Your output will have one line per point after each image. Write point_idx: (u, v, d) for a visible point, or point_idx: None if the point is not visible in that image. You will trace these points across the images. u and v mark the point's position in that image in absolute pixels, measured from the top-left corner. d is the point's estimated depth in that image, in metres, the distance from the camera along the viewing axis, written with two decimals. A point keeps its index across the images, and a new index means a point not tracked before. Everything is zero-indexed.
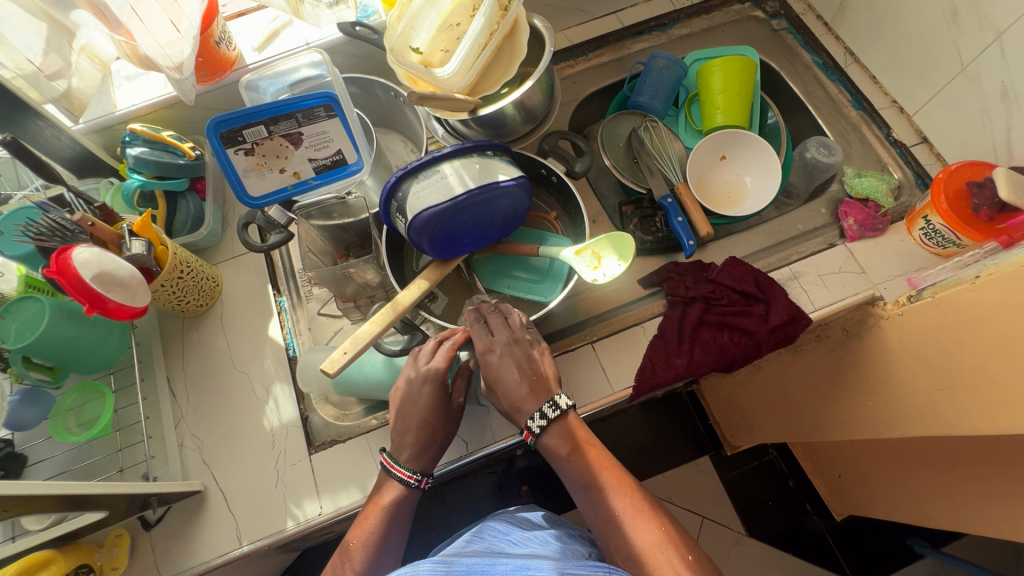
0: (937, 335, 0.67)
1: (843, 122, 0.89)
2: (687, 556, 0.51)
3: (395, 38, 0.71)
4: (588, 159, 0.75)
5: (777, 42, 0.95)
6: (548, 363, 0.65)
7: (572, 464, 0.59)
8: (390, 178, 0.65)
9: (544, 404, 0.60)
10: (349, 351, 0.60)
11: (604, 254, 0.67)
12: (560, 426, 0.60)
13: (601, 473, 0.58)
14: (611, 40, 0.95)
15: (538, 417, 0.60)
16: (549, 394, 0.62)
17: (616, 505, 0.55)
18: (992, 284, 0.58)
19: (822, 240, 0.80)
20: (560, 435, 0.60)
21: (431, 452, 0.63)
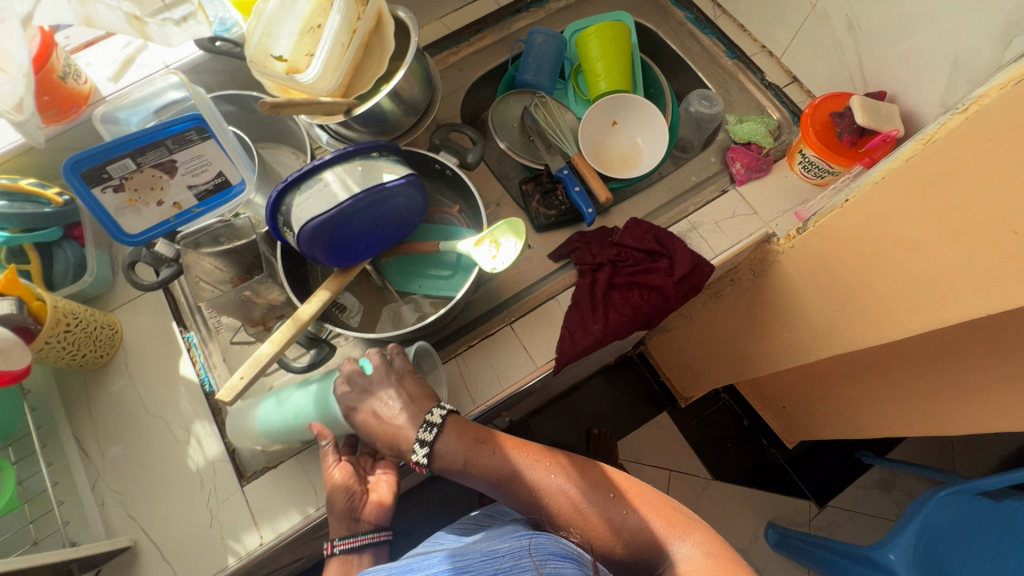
0: (825, 260, 0.71)
1: (721, 73, 0.92)
2: (609, 493, 0.58)
3: (254, 49, 0.68)
4: (479, 148, 0.74)
5: (651, 4, 0.98)
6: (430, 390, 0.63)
7: (472, 468, 0.60)
8: (271, 193, 0.63)
9: (420, 429, 0.59)
10: (247, 375, 0.58)
11: (502, 239, 0.66)
12: (442, 442, 0.60)
13: (503, 465, 0.59)
14: (490, 22, 0.95)
15: (419, 447, 0.59)
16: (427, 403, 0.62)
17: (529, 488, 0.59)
18: (858, 205, 0.62)
19: (716, 187, 0.83)
20: (449, 448, 0.60)
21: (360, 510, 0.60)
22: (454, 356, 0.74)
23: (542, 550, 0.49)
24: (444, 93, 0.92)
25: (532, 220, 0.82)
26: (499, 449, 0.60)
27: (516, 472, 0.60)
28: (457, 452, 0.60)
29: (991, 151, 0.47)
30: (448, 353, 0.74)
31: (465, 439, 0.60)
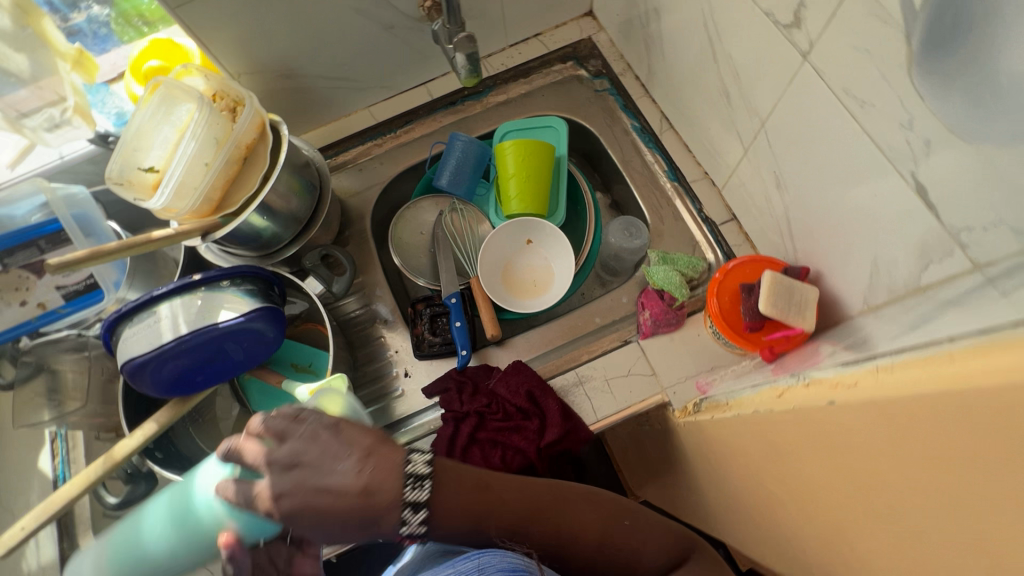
0: (706, 456, 0.62)
1: (658, 195, 0.83)
2: (626, 519, 0.54)
3: (120, 163, 0.66)
4: (346, 278, 0.71)
5: (598, 105, 0.89)
6: (356, 427, 0.47)
7: (450, 525, 0.50)
8: (105, 322, 0.61)
9: (407, 493, 0.47)
10: (28, 526, 0.56)
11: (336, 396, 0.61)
12: (441, 497, 0.49)
13: (471, 513, 0.50)
14: (421, 114, 0.90)
15: (407, 523, 0.47)
16: (394, 456, 0.47)
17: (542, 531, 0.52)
18: (725, 423, 0.52)
19: (617, 335, 0.74)
20: (447, 514, 0.49)
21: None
22: None
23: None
24: (359, 188, 0.87)
25: (415, 347, 0.76)
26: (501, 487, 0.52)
27: (536, 513, 0.52)
28: (458, 514, 0.50)
29: (838, 464, 0.35)
30: None
31: (467, 485, 0.50)
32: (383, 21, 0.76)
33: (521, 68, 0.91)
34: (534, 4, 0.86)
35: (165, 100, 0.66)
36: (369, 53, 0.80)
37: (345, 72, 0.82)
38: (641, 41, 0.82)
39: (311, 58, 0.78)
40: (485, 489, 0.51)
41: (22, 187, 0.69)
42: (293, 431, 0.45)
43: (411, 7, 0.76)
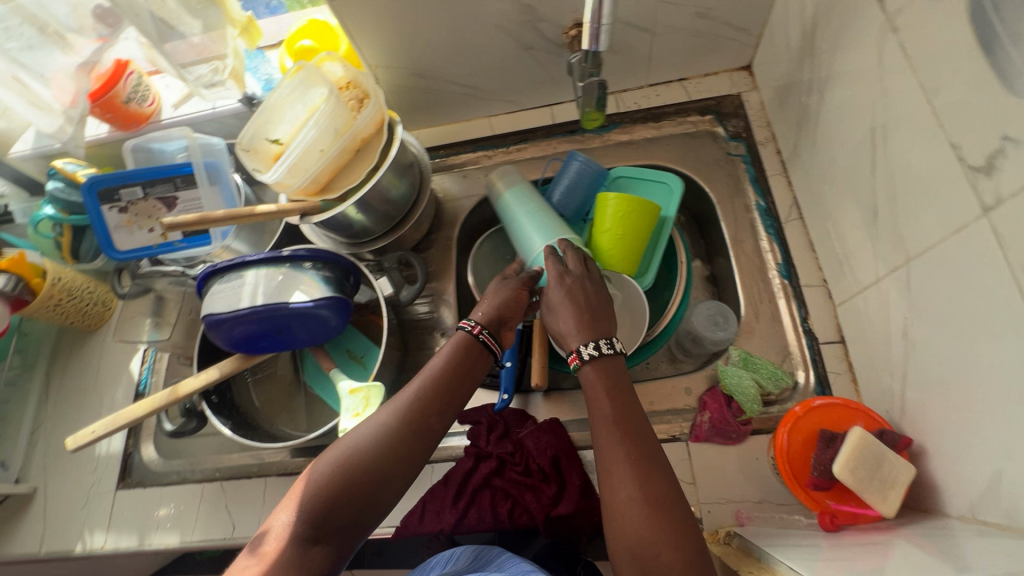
0: None
1: (761, 287, 0.74)
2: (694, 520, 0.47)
3: (253, 131, 0.71)
4: (414, 288, 0.72)
5: (726, 170, 0.81)
6: (611, 306, 0.62)
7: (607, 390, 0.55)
8: (201, 272, 0.68)
9: (602, 339, 0.58)
10: (99, 430, 0.64)
11: (371, 403, 0.64)
12: (611, 365, 0.57)
13: (620, 385, 0.56)
14: (538, 135, 0.88)
15: (591, 345, 0.58)
16: (604, 330, 0.59)
17: (636, 444, 0.51)
18: None
19: (666, 427, 0.68)
20: (600, 373, 0.56)
21: (495, 317, 0.61)
22: None
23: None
24: (458, 195, 0.88)
25: None
26: (631, 404, 0.54)
27: (639, 431, 0.52)
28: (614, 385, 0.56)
29: None
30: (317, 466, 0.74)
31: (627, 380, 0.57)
32: (523, 41, 0.74)
33: (654, 112, 0.86)
34: (687, 50, 0.79)
35: (304, 81, 0.70)
36: (502, 68, 0.79)
37: (476, 81, 0.82)
38: (795, 116, 0.72)
39: (445, 64, 0.78)
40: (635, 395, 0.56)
41: (172, 133, 0.80)
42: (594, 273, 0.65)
43: (554, 33, 0.73)
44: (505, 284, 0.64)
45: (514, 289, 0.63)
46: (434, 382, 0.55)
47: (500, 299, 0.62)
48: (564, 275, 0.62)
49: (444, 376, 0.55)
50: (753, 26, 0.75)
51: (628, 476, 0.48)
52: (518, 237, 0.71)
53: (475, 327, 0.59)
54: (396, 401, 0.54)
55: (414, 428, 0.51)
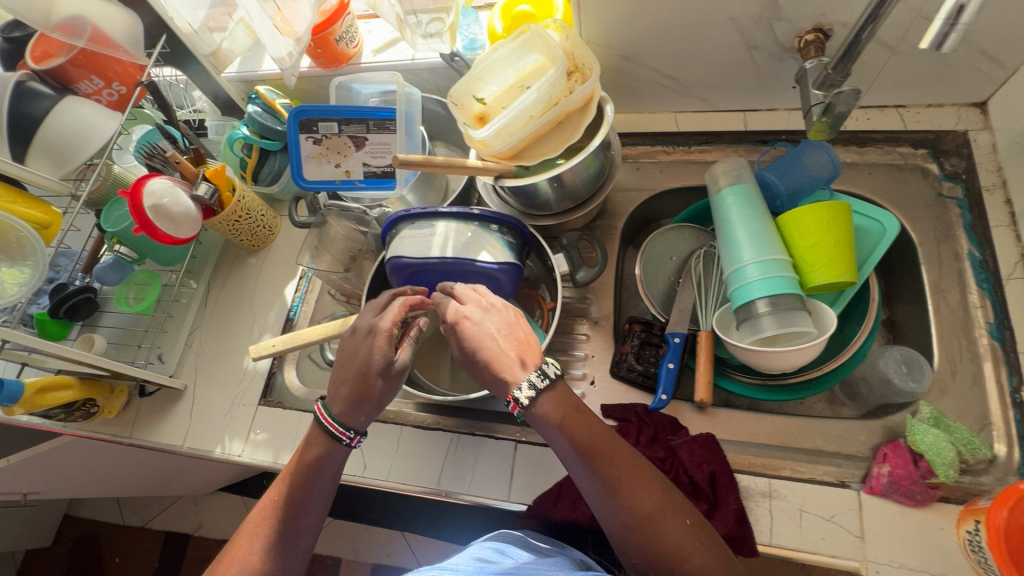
0: None
1: (964, 344, 0.67)
2: (688, 520, 0.48)
3: (463, 86, 0.72)
4: (593, 271, 0.70)
5: (935, 211, 0.75)
6: (524, 324, 0.59)
7: (560, 421, 0.52)
8: (392, 214, 0.69)
9: (533, 372, 0.53)
10: (276, 345, 0.69)
11: None
12: (554, 395, 0.54)
13: (569, 409, 0.53)
14: (725, 140, 0.84)
15: (526, 386, 0.52)
16: (535, 361, 0.55)
17: (613, 472, 0.50)
18: None
19: (834, 471, 0.64)
20: (555, 402, 0.53)
21: (366, 411, 0.59)
22: (453, 432, 0.73)
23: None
24: (628, 185, 0.85)
25: (614, 365, 0.74)
26: (588, 428, 0.52)
27: (608, 456, 0.50)
28: (563, 412, 0.53)
29: None
30: (454, 426, 0.74)
31: (569, 397, 0.54)
32: (749, 39, 0.71)
33: (860, 135, 0.80)
34: (920, 74, 0.73)
35: (522, 44, 0.70)
36: (713, 64, 0.76)
37: (678, 74, 0.79)
38: None
39: (655, 50, 0.76)
40: (587, 413, 0.53)
41: (383, 75, 0.81)
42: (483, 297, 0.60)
43: (787, 35, 0.69)
44: (358, 366, 0.59)
45: (388, 371, 0.59)
46: (295, 497, 0.56)
47: (368, 379, 0.58)
48: (460, 320, 0.57)
49: (301, 489, 0.56)
50: (1013, 59, 0.68)
51: (629, 500, 0.48)
52: (731, 254, 0.72)
53: (331, 423, 0.58)
54: (269, 518, 0.55)
55: (284, 538, 0.54)
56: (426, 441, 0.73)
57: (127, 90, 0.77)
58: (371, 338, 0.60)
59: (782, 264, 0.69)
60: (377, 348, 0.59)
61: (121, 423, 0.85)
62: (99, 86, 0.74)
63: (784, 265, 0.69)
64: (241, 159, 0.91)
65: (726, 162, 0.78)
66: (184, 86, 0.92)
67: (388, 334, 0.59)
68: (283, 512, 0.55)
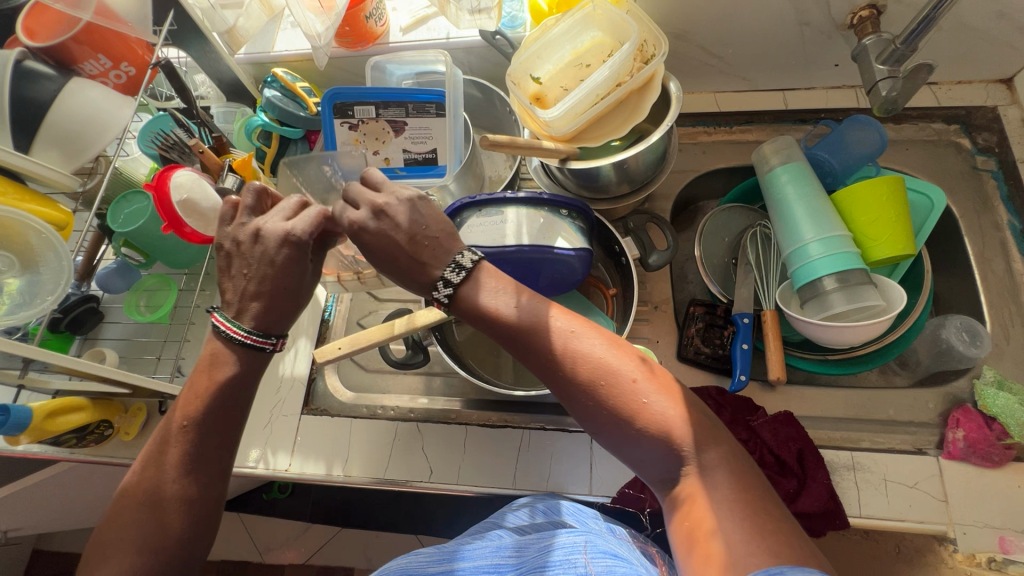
0: None
1: (1013, 311, 0.70)
2: (634, 375, 0.45)
3: (518, 63, 0.68)
4: (666, 254, 0.69)
5: (972, 184, 0.78)
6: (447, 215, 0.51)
7: (493, 307, 0.49)
8: (456, 201, 0.65)
9: (446, 268, 0.49)
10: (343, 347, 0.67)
11: None
12: (475, 281, 0.50)
13: (497, 292, 0.49)
14: (766, 119, 0.84)
15: (441, 286, 0.49)
16: (451, 250, 0.50)
17: (551, 342, 0.47)
18: None
19: (910, 440, 0.65)
20: (484, 287, 0.49)
21: (289, 309, 0.54)
22: (523, 428, 0.71)
23: (594, 551, 0.43)
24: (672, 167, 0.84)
25: (680, 348, 0.73)
26: (537, 312, 0.49)
27: (544, 331, 0.48)
28: (490, 295, 0.49)
29: None
30: (521, 422, 0.72)
31: (497, 277, 0.51)
32: (803, 16, 0.71)
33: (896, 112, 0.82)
34: (958, 51, 0.75)
35: (582, 19, 0.67)
36: (762, 41, 0.76)
37: (726, 52, 0.78)
38: None
39: (707, 27, 0.75)
40: (518, 291, 0.50)
41: (428, 55, 0.75)
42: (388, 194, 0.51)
43: (841, 12, 0.69)
44: (268, 275, 0.51)
45: (304, 272, 0.53)
46: (205, 414, 0.51)
47: (291, 289, 0.52)
48: (359, 231, 0.50)
49: (208, 404, 0.51)
50: None
51: (570, 369, 0.46)
52: (789, 231, 0.72)
53: (250, 335, 0.52)
54: (182, 441, 0.51)
55: (205, 456, 0.51)
56: (495, 440, 0.70)
57: (137, 72, 0.67)
58: (294, 245, 0.51)
59: (846, 240, 0.68)
60: (296, 250, 0.51)
61: (139, 445, 0.77)
62: (106, 66, 0.64)
63: (847, 240, 0.68)
64: (259, 149, 0.84)
65: (776, 141, 0.77)
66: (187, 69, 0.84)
67: (303, 241, 0.51)
68: (195, 429, 0.51)
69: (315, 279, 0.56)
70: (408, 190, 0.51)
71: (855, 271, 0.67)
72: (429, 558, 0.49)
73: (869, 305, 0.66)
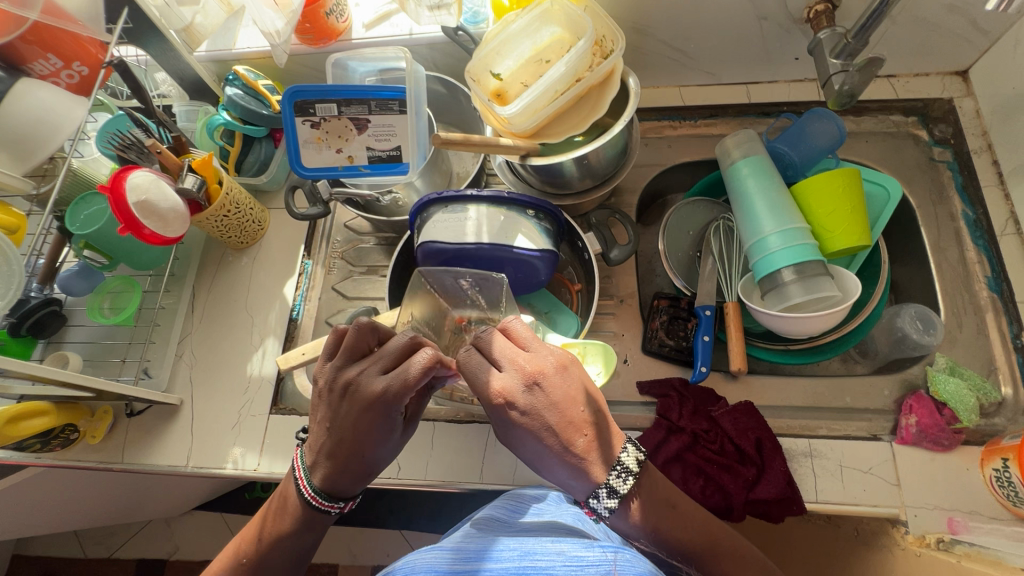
0: None
1: (965, 299, 0.72)
2: None
3: (477, 60, 0.68)
4: (626, 249, 0.70)
5: (929, 175, 0.79)
6: (585, 392, 0.49)
7: (655, 530, 0.48)
8: (422, 197, 0.65)
9: (612, 475, 0.47)
10: (306, 353, 0.69)
11: (589, 359, 0.67)
12: (642, 497, 0.48)
13: (654, 509, 0.48)
14: (730, 113, 0.85)
15: (604, 495, 0.47)
16: (613, 447, 0.48)
17: (710, 565, 0.48)
18: None
19: (865, 426, 0.67)
20: (651, 506, 0.48)
21: (365, 474, 0.54)
22: (489, 423, 0.71)
23: (629, 570, 0.37)
24: (638, 161, 0.85)
25: (645, 340, 0.75)
26: (689, 526, 0.49)
27: (703, 553, 0.48)
28: (651, 515, 0.48)
29: None
30: (489, 416, 0.72)
31: (657, 490, 0.49)
32: (760, 10, 0.72)
33: (856, 104, 0.83)
34: (913, 44, 0.76)
35: (540, 15, 0.67)
36: (723, 36, 0.76)
37: (688, 46, 0.79)
38: None
39: (667, 22, 0.75)
40: (674, 506, 0.49)
41: (388, 52, 0.74)
42: (537, 364, 0.48)
43: (798, 5, 0.70)
44: (345, 436, 0.51)
45: (389, 434, 0.52)
46: (265, 557, 0.54)
47: (363, 453, 0.51)
48: (509, 404, 0.47)
49: (268, 550, 0.54)
50: (997, 29, 0.72)
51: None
52: (749, 223, 0.73)
53: (315, 497, 0.53)
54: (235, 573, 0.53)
55: None
56: (462, 435, 0.71)
57: (90, 71, 0.66)
58: (378, 409, 0.50)
59: (804, 232, 0.70)
60: (377, 411, 0.50)
61: (106, 448, 0.76)
62: (56, 66, 0.63)
63: (806, 233, 0.70)
64: (223, 147, 0.83)
65: (738, 135, 0.78)
66: (146, 67, 0.83)
67: (393, 399, 0.49)
68: (253, 569, 0.54)
69: (398, 433, 0.54)
70: (559, 359, 0.49)
71: (810, 262, 0.68)
72: (448, 555, 0.40)
73: (826, 296, 0.68)
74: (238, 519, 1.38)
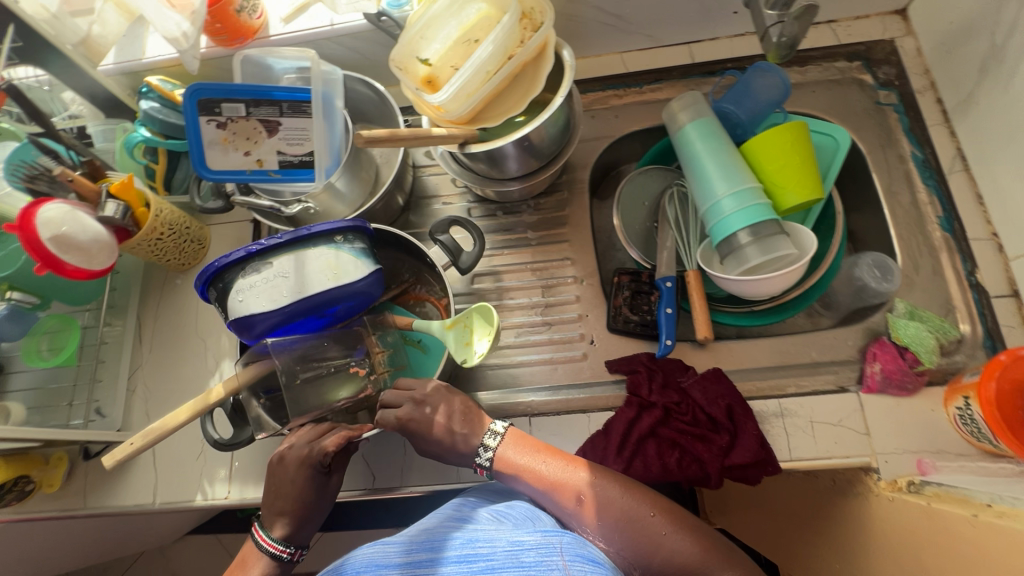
0: (902, 543, 0.56)
1: (920, 241, 0.72)
2: (654, 511, 0.51)
3: (402, 48, 0.65)
4: (474, 251, 0.68)
5: (876, 119, 0.79)
6: (461, 394, 0.62)
7: (525, 469, 0.55)
8: (213, 262, 0.59)
9: (484, 435, 0.58)
10: (136, 442, 0.59)
11: (473, 330, 0.65)
12: (506, 453, 0.56)
13: (522, 454, 0.56)
14: (674, 75, 0.83)
15: (483, 450, 0.57)
16: (485, 422, 0.60)
17: (576, 490, 0.52)
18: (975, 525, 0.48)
19: (833, 378, 0.67)
20: (515, 446, 0.57)
21: (309, 521, 0.57)
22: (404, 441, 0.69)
23: (573, 552, 0.38)
24: (586, 134, 0.82)
25: (610, 319, 0.74)
26: (556, 463, 0.55)
27: (574, 473, 0.54)
28: (520, 457, 0.56)
29: None
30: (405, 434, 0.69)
31: (525, 442, 0.57)
32: None
33: (799, 54, 0.81)
34: None
35: None
36: None
37: (624, 10, 0.76)
38: (974, 61, 0.68)
39: None
40: (545, 447, 0.57)
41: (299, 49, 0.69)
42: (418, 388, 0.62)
43: None
44: (289, 493, 0.57)
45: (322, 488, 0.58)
46: None
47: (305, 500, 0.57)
48: (408, 419, 0.59)
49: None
50: None
51: (599, 495, 0.52)
52: (699, 181, 0.72)
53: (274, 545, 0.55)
54: None
55: None
56: None
57: None
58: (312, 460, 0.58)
59: (757, 192, 0.68)
60: (314, 464, 0.58)
61: (66, 494, 0.73)
62: None
63: (757, 191, 0.68)
64: (147, 166, 0.78)
65: (683, 98, 0.76)
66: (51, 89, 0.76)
67: (321, 458, 0.58)
68: None
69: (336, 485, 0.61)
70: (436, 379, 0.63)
71: (767, 223, 0.67)
72: (397, 550, 0.39)
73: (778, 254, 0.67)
74: (232, 538, 1.35)
